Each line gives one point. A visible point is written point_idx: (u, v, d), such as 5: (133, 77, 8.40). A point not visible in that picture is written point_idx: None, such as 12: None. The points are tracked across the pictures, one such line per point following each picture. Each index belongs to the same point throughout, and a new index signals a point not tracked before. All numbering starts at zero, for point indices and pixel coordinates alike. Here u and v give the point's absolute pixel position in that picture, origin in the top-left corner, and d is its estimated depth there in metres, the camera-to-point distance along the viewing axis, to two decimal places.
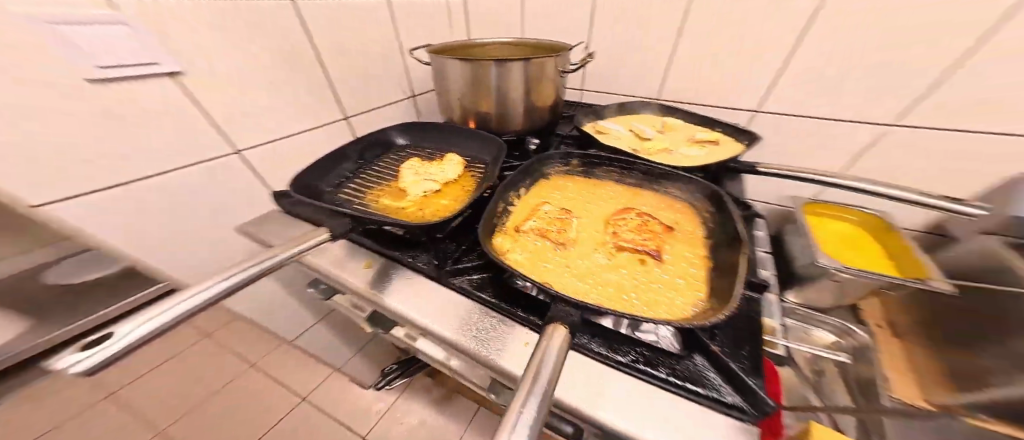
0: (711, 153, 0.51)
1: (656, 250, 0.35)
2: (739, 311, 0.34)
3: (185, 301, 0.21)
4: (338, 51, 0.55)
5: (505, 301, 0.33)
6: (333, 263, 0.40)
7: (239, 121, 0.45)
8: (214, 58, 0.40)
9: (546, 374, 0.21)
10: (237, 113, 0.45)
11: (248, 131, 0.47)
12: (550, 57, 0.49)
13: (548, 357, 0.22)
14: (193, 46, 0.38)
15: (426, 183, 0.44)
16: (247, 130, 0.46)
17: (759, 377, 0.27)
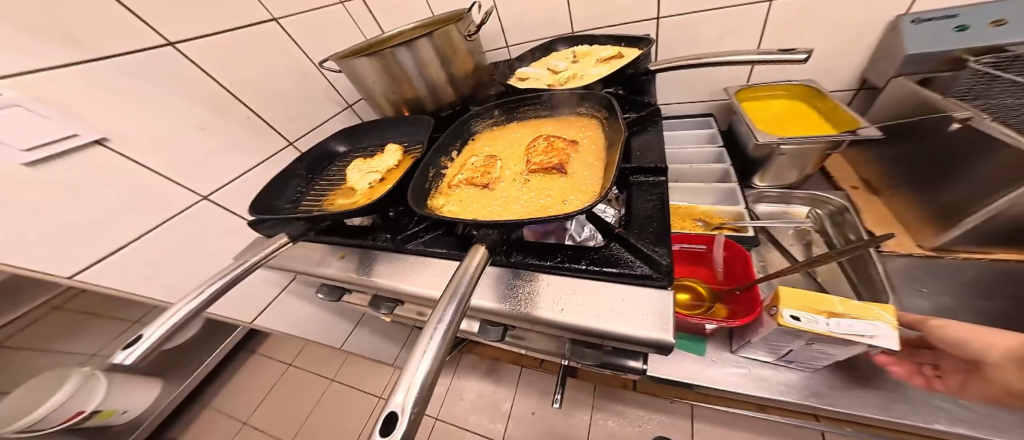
0: (616, 65, 0.54)
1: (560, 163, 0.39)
2: (647, 196, 0.36)
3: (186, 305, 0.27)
4: (250, 79, 0.54)
5: (454, 249, 0.39)
6: (313, 262, 0.46)
7: (184, 173, 0.47)
8: (125, 120, 0.41)
9: (466, 284, 0.26)
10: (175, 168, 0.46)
11: (197, 178, 0.49)
12: (450, 24, 0.51)
13: (467, 271, 0.27)
14: (103, 115, 0.39)
15: (371, 176, 0.48)
16: (194, 178, 0.48)
17: (665, 244, 0.31)
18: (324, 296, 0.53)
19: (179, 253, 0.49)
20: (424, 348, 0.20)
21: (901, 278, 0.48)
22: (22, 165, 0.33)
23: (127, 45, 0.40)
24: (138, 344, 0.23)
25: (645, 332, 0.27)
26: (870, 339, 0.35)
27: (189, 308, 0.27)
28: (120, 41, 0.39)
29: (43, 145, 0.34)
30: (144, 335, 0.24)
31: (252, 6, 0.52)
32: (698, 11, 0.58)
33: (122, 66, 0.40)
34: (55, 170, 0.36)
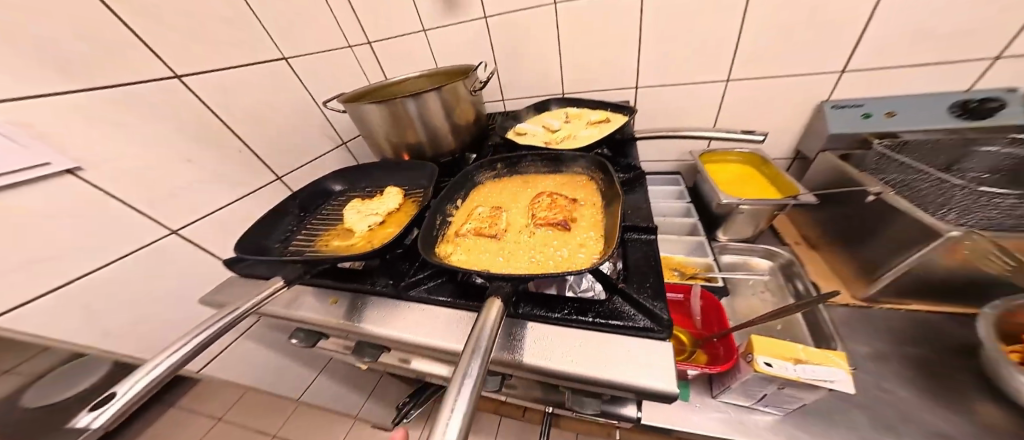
0: (604, 129, 0.62)
1: (565, 220, 0.43)
2: (641, 251, 0.40)
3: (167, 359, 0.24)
4: (254, 114, 0.55)
5: (458, 297, 0.39)
6: (298, 307, 0.43)
7: (167, 207, 0.44)
8: (116, 150, 0.39)
9: (487, 338, 0.26)
10: (159, 201, 0.43)
11: (182, 211, 0.46)
12: (460, 82, 0.56)
13: (487, 324, 0.28)
14: (95, 143, 0.37)
15: (370, 218, 0.48)
16: (180, 211, 0.46)
17: (661, 299, 0.34)
18: (298, 342, 0.49)
19: (145, 298, 0.43)
20: (450, 406, 0.20)
21: (845, 327, 0.55)
22: None
23: (135, 76, 0.40)
24: (107, 405, 0.20)
25: (651, 383, 0.29)
26: (831, 384, 0.39)
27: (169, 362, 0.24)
28: (129, 71, 0.40)
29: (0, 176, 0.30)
30: (115, 394, 0.21)
31: (266, 45, 0.56)
32: (667, 86, 0.70)
33: (123, 95, 0.39)
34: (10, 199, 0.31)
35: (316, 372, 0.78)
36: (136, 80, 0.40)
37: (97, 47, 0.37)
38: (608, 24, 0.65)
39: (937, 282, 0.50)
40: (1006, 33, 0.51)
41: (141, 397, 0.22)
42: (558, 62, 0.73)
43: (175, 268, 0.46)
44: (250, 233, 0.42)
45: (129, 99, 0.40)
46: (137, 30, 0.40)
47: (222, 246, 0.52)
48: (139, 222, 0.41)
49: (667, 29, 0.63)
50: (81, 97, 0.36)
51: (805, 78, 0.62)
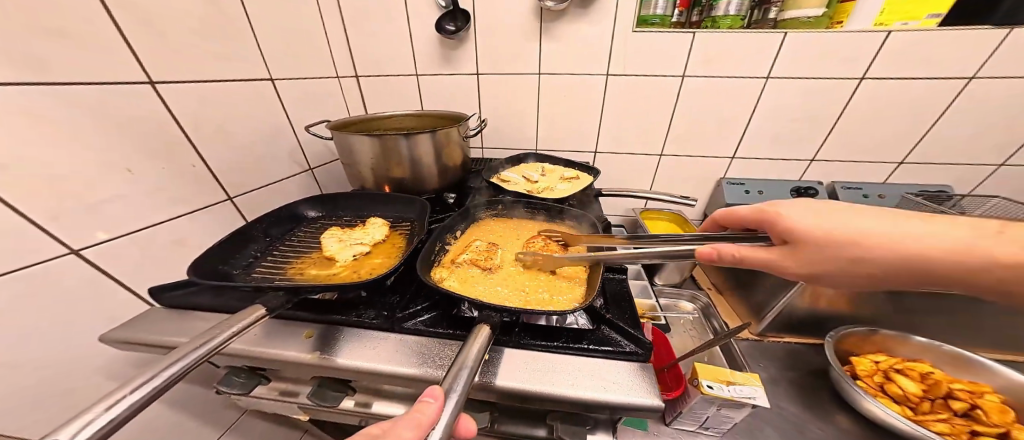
0: (576, 185, 0.75)
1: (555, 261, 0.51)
2: (620, 287, 0.48)
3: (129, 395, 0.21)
4: (218, 128, 0.54)
5: (442, 326, 0.41)
6: (267, 343, 0.40)
7: (85, 216, 0.39)
8: (49, 145, 0.35)
9: (471, 358, 0.29)
10: (78, 207, 0.38)
11: (106, 223, 0.41)
12: (454, 128, 0.61)
13: (475, 344, 0.30)
14: (28, 136, 0.34)
15: (354, 248, 0.50)
16: (103, 222, 0.40)
17: (638, 327, 0.41)
18: (227, 390, 0.41)
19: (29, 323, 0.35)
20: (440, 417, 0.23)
21: (749, 355, 0.69)
22: None
23: (98, 77, 0.39)
24: None
25: (625, 397, 0.35)
26: (754, 400, 0.49)
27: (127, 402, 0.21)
28: (92, 71, 0.39)
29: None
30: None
31: (255, 67, 0.59)
32: (618, 153, 0.89)
33: (78, 93, 0.37)
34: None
35: (220, 432, 0.58)
36: (97, 80, 0.39)
37: (58, 43, 0.36)
38: (573, 102, 0.83)
39: (800, 317, 0.68)
40: (814, 147, 0.80)
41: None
42: (534, 123, 0.88)
43: (81, 286, 0.39)
44: (207, 255, 0.42)
45: (83, 98, 0.38)
46: (126, 38, 0.42)
47: (150, 265, 0.46)
48: (44, 229, 0.35)
49: (618, 111, 0.82)
50: (22, 90, 0.33)
51: (700, 164, 0.87)
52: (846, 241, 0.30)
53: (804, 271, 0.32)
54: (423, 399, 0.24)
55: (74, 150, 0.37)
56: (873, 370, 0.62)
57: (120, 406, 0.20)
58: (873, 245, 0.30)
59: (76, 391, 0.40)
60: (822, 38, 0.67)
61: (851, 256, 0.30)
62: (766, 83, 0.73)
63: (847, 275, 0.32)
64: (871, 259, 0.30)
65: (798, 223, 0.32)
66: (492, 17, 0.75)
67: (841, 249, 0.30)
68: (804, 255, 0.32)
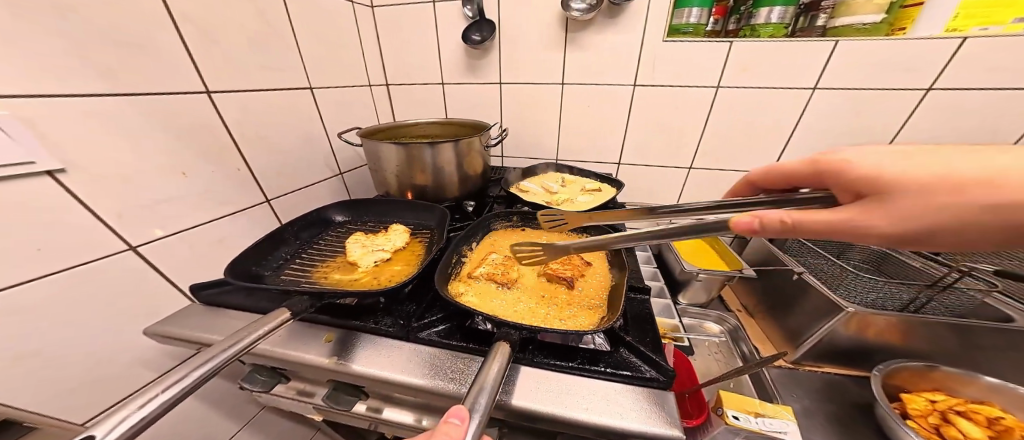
0: (598, 198, 0.73)
1: (572, 278, 0.50)
2: (640, 308, 0.47)
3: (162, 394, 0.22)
4: (262, 134, 0.58)
5: (458, 339, 0.41)
6: (290, 345, 0.41)
7: (146, 213, 0.43)
8: (118, 148, 0.39)
9: (491, 379, 0.29)
10: (140, 206, 0.42)
11: (162, 220, 0.45)
12: (476, 137, 0.62)
13: (494, 362, 0.30)
14: (103, 139, 0.38)
15: (376, 254, 0.52)
16: (159, 220, 0.44)
17: (659, 351, 0.40)
18: (249, 387, 0.43)
19: (90, 308, 0.39)
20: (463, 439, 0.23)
21: (782, 384, 0.64)
22: None
23: (162, 86, 0.43)
24: None
25: (643, 426, 0.33)
26: (785, 435, 0.44)
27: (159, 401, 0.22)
28: (156, 80, 0.43)
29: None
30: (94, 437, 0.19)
31: (298, 76, 0.63)
32: (643, 165, 0.86)
33: (145, 101, 0.42)
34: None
35: (240, 425, 0.61)
36: (161, 89, 0.43)
37: (132, 57, 0.40)
38: (597, 112, 0.82)
39: (844, 347, 0.63)
40: None
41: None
42: (556, 132, 0.88)
43: (136, 276, 0.43)
44: (242, 258, 0.45)
45: (150, 106, 0.42)
46: (189, 51, 0.46)
47: (195, 261, 0.49)
48: (109, 222, 0.39)
49: (644, 122, 0.80)
50: (97, 100, 0.37)
51: (731, 177, 0.83)
52: (952, 189, 0.22)
53: (892, 230, 0.24)
54: (448, 420, 0.24)
55: (137, 153, 0.41)
56: (928, 410, 0.56)
57: (151, 405, 0.22)
58: (1008, 189, 0.21)
59: (125, 373, 0.44)
60: (879, 45, 0.61)
61: (955, 211, 0.22)
62: (812, 94, 0.68)
63: (955, 234, 0.23)
64: (1000, 205, 0.21)
65: (885, 168, 0.24)
66: (519, 28, 0.76)
67: (938, 199, 0.23)
68: (894, 207, 0.24)
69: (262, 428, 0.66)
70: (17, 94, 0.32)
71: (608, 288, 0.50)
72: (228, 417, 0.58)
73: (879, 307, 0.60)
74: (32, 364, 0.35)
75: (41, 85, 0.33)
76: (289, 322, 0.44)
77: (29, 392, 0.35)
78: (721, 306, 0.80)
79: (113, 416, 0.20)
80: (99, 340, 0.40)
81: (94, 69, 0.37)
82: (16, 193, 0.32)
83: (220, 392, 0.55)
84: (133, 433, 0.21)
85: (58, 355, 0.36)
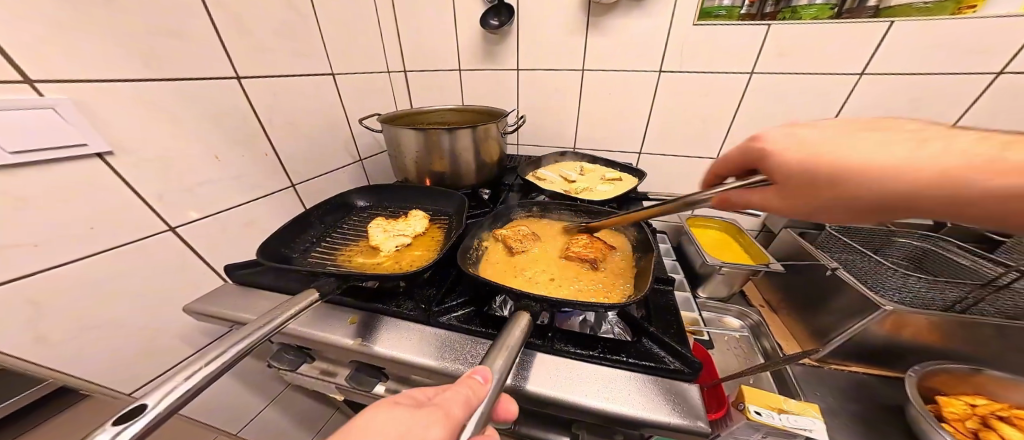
0: (618, 187, 0.72)
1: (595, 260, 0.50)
2: (662, 299, 0.46)
3: (206, 366, 0.23)
4: (288, 120, 0.59)
5: (479, 325, 0.41)
6: (317, 326, 0.43)
7: (184, 197, 0.44)
8: (159, 133, 0.41)
9: (512, 343, 0.29)
10: (181, 189, 0.44)
11: (200, 204, 0.46)
12: (494, 123, 0.61)
13: (517, 326, 0.31)
14: (146, 123, 0.39)
15: (397, 239, 0.52)
16: (197, 204, 0.46)
17: (685, 344, 0.39)
18: (279, 365, 0.45)
19: (137, 286, 0.41)
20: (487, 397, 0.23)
21: (805, 382, 0.62)
22: (8, 153, 0.29)
23: (197, 72, 0.44)
24: (140, 416, 0.19)
25: (666, 418, 0.33)
26: (811, 433, 0.43)
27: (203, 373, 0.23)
28: (192, 66, 0.43)
29: (33, 151, 0.31)
30: (149, 405, 0.20)
31: (321, 63, 0.63)
32: (666, 155, 0.83)
33: (181, 87, 0.43)
34: (38, 175, 0.32)
35: (266, 403, 0.64)
36: (197, 76, 0.44)
37: (169, 42, 0.41)
38: (619, 99, 0.79)
39: (876, 347, 0.60)
40: None
41: (174, 408, 0.21)
42: (575, 120, 0.86)
43: (176, 257, 0.45)
44: (273, 240, 0.46)
45: (184, 91, 0.43)
46: (220, 36, 0.46)
47: (226, 243, 0.51)
48: (152, 205, 0.41)
49: (670, 110, 0.76)
50: (140, 86, 0.39)
51: None
52: (823, 176, 0.28)
53: (783, 207, 0.31)
54: (471, 376, 0.25)
55: (178, 137, 0.43)
56: (965, 414, 0.53)
57: (196, 376, 0.23)
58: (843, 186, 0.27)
59: (169, 347, 0.46)
60: (939, 25, 0.55)
61: (827, 192, 0.28)
62: (858, 79, 0.63)
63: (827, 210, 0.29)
64: (841, 191, 0.27)
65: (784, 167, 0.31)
66: (541, 13, 0.73)
67: (826, 185, 0.28)
68: (780, 189, 0.31)
69: (287, 403, 0.69)
70: (66, 79, 0.33)
71: (632, 270, 0.49)
72: (258, 390, 0.61)
73: (921, 305, 0.56)
74: (90, 335, 0.37)
75: (90, 72, 0.34)
76: (316, 304, 0.45)
77: (86, 360, 0.38)
78: (742, 301, 0.77)
79: (162, 386, 0.21)
80: (145, 315, 0.42)
81: (134, 54, 0.38)
82: (70, 174, 0.34)
83: (252, 368, 0.59)
84: (181, 404, 0.21)
85: (107, 329, 0.39)
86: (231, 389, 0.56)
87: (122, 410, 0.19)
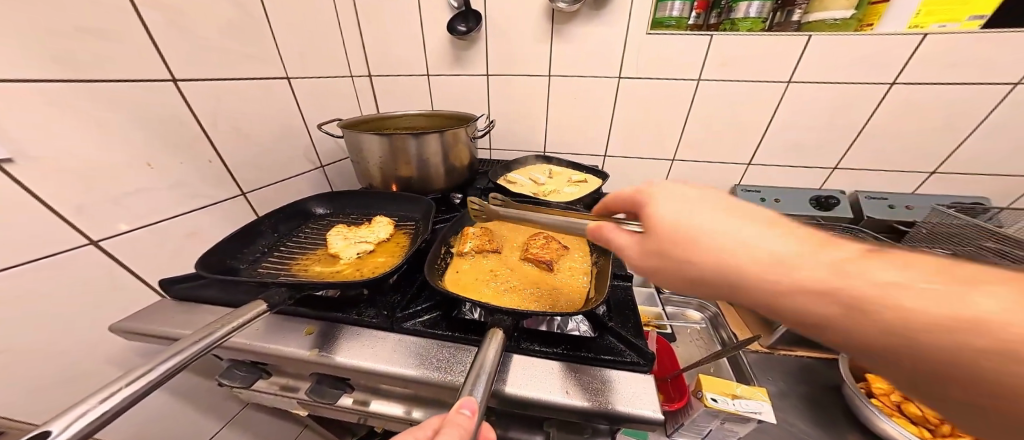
0: (583, 188, 0.75)
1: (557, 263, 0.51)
2: (622, 294, 0.49)
3: (131, 385, 0.22)
4: (236, 124, 0.55)
5: (445, 330, 0.41)
6: (270, 339, 0.40)
7: (112, 209, 0.41)
8: (78, 137, 0.37)
9: (488, 366, 0.30)
10: (108, 199, 0.40)
11: (131, 215, 0.43)
12: (460, 129, 0.61)
13: (491, 346, 0.32)
14: (63, 128, 0.36)
15: (358, 246, 0.51)
16: (128, 215, 0.42)
17: (643, 336, 0.41)
18: (229, 382, 0.42)
19: (49, 308, 0.36)
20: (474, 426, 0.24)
21: (757, 367, 0.67)
22: None
23: (126, 74, 0.41)
24: None
25: (628, 409, 0.34)
26: (762, 416, 0.46)
27: (127, 393, 0.21)
28: (121, 67, 0.40)
29: None
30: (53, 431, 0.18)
31: (275, 64, 0.61)
32: (628, 158, 0.88)
33: (105, 89, 0.39)
34: None
35: (221, 426, 0.59)
36: (125, 77, 0.41)
37: (90, 40, 0.37)
38: (582, 104, 0.82)
39: None
40: (836, 155, 0.77)
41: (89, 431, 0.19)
42: (542, 124, 0.88)
43: (100, 273, 0.41)
44: (218, 250, 0.43)
45: (110, 94, 0.40)
46: (155, 36, 0.43)
47: (163, 257, 0.47)
48: (69, 217, 0.37)
49: (629, 115, 0.81)
50: (52, 87, 0.35)
51: (712, 168, 0.85)
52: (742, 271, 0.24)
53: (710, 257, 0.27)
54: (459, 410, 0.25)
55: (102, 144, 0.39)
56: (890, 389, 0.60)
57: (116, 398, 0.21)
58: (749, 268, 0.23)
59: (90, 375, 0.41)
60: (851, 40, 0.64)
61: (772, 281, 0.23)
62: (787, 87, 0.71)
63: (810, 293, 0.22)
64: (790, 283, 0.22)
65: (686, 221, 0.26)
66: (505, 20, 0.75)
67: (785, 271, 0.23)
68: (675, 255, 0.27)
69: (245, 424, 0.64)
70: None
71: (594, 272, 0.52)
72: (209, 415, 0.57)
73: None
74: None
75: None
76: (268, 317, 0.43)
77: None
78: (701, 294, 0.82)
79: (73, 411, 0.19)
80: (62, 341, 0.38)
81: (48, 52, 0.34)
82: None
83: (200, 392, 0.54)
84: (98, 426, 0.20)
85: (11, 359, 0.34)
86: (176, 417, 0.51)
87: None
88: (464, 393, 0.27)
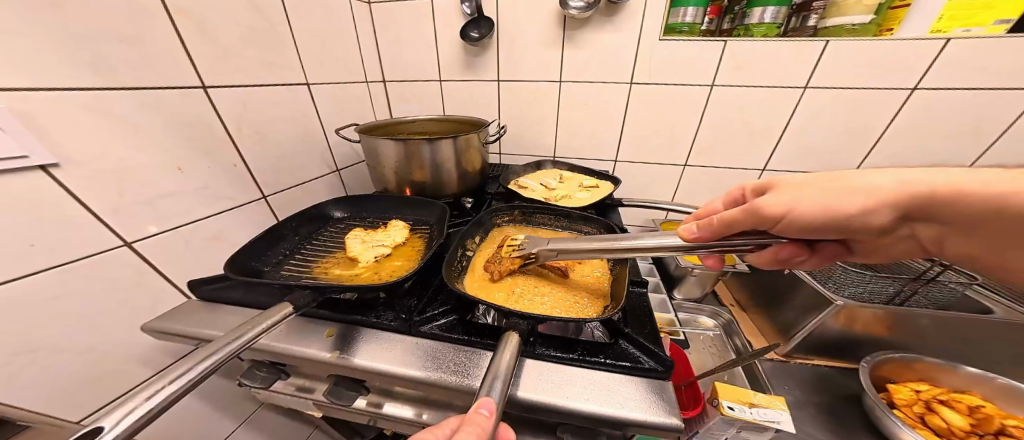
0: (595, 193, 0.75)
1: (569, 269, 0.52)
2: (637, 300, 0.48)
3: (173, 383, 0.23)
4: (259, 129, 0.57)
5: (461, 334, 0.41)
6: (290, 341, 0.41)
7: (144, 209, 0.42)
8: (115, 141, 0.39)
9: (506, 368, 0.30)
10: (140, 200, 0.42)
11: (161, 217, 0.45)
12: (474, 134, 0.62)
13: (507, 349, 0.32)
14: (102, 133, 0.38)
15: (376, 250, 0.52)
16: (159, 216, 0.44)
17: (659, 344, 0.40)
18: (249, 383, 0.43)
19: (84, 304, 0.38)
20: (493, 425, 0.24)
21: (774, 376, 0.65)
22: None
23: (159, 82, 0.43)
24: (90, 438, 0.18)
25: (645, 416, 0.34)
26: (779, 424, 0.45)
27: (169, 391, 0.22)
28: (154, 74, 0.42)
29: None
30: (103, 427, 0.19)
31: (296, 71, 0.63)
32: (639, 163, 0.88)
33: (140, 96, 0.41)
34: None
35: (236, 425, 0.60)
36: (158, 83, 0.43)
37: (127, 49, 0.40)
38: (594, 110, 0.83)
39: (834, 340, 0.64)
40: (852, 161, 0.76)
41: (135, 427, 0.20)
42: (553, 129, 0.88)
43: (132, 272, 0.42)
44: (243, 253, 0.45)
45: (146, 99, 0.42)
46: (186, 46, 0.45)
47: (189, 258, 0.48)
48: (104, 217, 0.39)
49: (642, 120, 0.81)
50: (92, 94, 0.37)
51: (727, 173, 0.84)
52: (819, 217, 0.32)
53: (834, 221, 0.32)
54: (478, 410, 0.25)
55: (137, 148, 0.41)
56: (913, 400, 0.58)
57: (160, 394, 0.22)
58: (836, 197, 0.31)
59: (118, 371, 0.43)
60: (868, 46, 0.63)
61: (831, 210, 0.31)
62: (803, 93, 0.70)
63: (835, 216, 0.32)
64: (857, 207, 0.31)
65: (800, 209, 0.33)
66: (518, 27, 0.76)
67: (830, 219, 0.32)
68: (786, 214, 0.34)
69: (259, 424, 0.65)
70: (13, 87, 0.31)
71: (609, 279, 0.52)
72: (227, 414, 0.58)
73: (868, 300, 0.61)
74: (30, 360, 0.34)
75: (35, 79, 0.33)
76: (290, 318, 0.44)
77: (18, 389, 0.34)
78: (714, 301, 0.81)
79: (121, 407, 0.20)
80: (94, 337, 0.39)
81: (89, 61, 0.37)
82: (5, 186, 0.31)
83: (219, 390, 0.55)
84: (142, 423, 0.20)
85: (47, 354, 0.36)
86: (195, 414, 0.52)
87: (77, 433, 0.19)
88: (482, 394, 0.28)
